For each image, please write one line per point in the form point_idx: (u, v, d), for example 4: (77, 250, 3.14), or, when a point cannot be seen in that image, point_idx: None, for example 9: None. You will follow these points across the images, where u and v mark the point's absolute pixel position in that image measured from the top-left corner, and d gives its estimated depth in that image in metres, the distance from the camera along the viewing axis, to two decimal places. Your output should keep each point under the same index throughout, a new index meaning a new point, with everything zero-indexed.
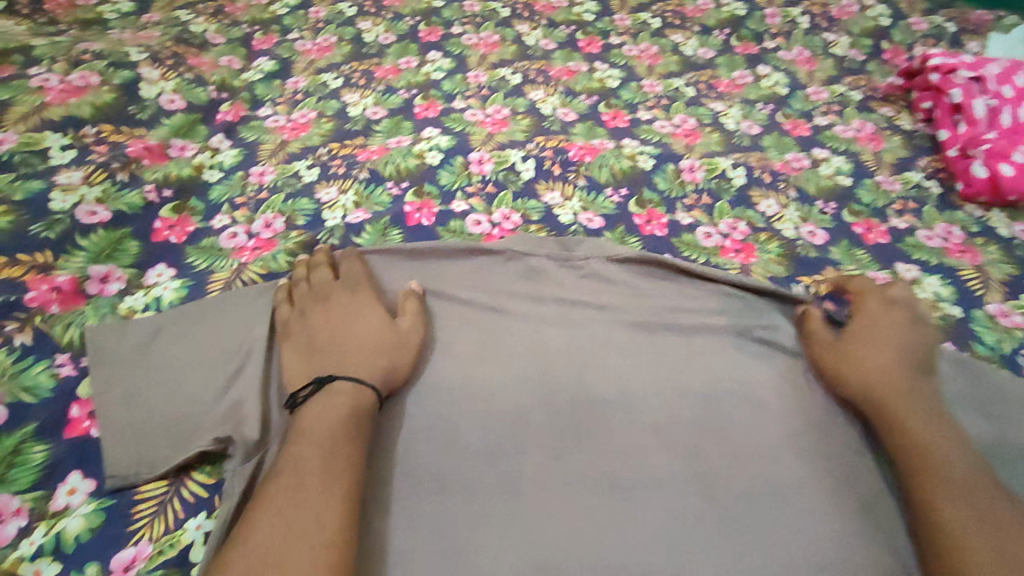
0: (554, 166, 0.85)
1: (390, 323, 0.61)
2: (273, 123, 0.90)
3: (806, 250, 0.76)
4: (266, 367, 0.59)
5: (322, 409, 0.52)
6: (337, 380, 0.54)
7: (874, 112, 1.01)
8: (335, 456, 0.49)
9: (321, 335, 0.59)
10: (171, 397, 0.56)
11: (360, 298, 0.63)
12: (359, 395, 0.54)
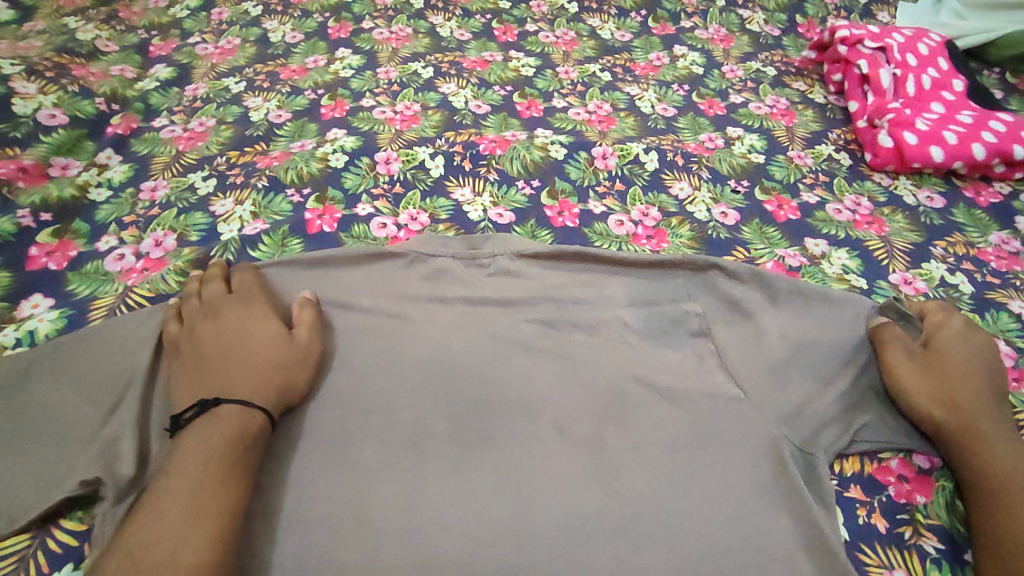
0: (464, 162, 0.82)
1: (284, 335, 0.57)
2: (167, 133, 0.86)
3: (717, 231, 0.76)
4: (150, 394, 0.55)
5: (203, 432, 0.49)
6: (223, 404, 0.51)
7: (788, 87, 1.01)
8: (206, 491, 0.46)
9: (209, 351, 0.55)
10: (41, 438, 0.52)
11: (252, 311, 0.59)
12: (247, 419, 0.51)
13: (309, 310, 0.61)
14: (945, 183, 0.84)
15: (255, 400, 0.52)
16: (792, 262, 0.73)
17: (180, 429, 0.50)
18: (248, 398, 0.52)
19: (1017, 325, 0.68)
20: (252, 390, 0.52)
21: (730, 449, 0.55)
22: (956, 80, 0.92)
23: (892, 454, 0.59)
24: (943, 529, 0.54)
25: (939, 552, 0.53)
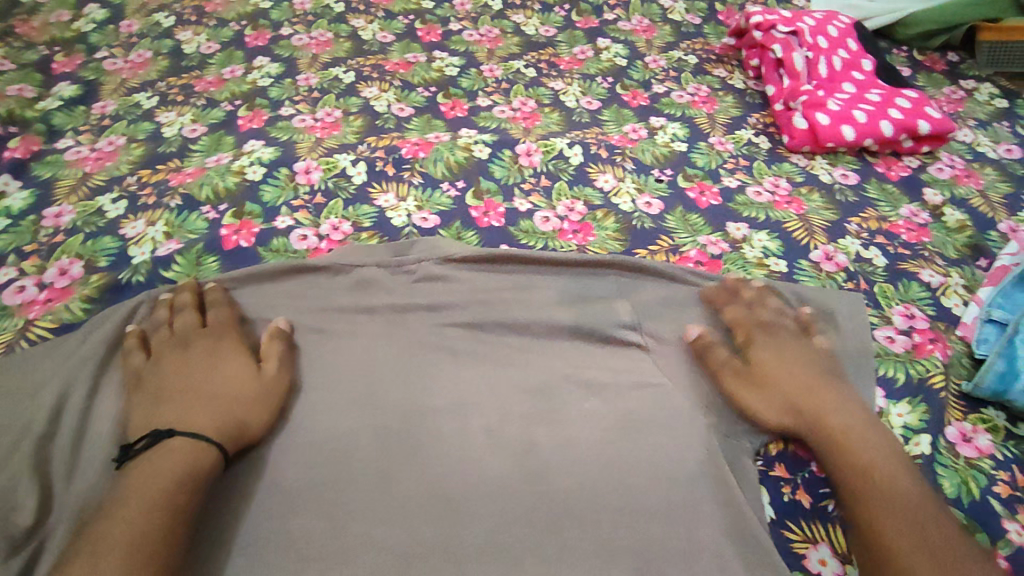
0: (387, 167, 0.81)
1: (252, 372, 0.56)
2: (73, 154, 0.82)
3: (642, 222, 0.77)
4: (83, 431, 0.53)
5: (151, 470, 0.47)
6: (175, 437, 0.49)
7: (709, 74, 1.03)
8: (150, 536, 0.43)
9: (172, 385, 0.54)
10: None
11: (221, 346, 0.58)
12: (197, 450, 0.49)
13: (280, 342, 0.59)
14: (858, 160, 0.87)
15: (212, 435, 0.50)
16: (714, 250, 0.74)
17: (131, 460, 0.48)
18: (200, 431, 0.50)
19: (928, 293, 0.71)
20: (207, 421, 0.51)
21: (657, 439, 0.56)
22: (865, 60, 0.95)
23: None
24: None
25: None
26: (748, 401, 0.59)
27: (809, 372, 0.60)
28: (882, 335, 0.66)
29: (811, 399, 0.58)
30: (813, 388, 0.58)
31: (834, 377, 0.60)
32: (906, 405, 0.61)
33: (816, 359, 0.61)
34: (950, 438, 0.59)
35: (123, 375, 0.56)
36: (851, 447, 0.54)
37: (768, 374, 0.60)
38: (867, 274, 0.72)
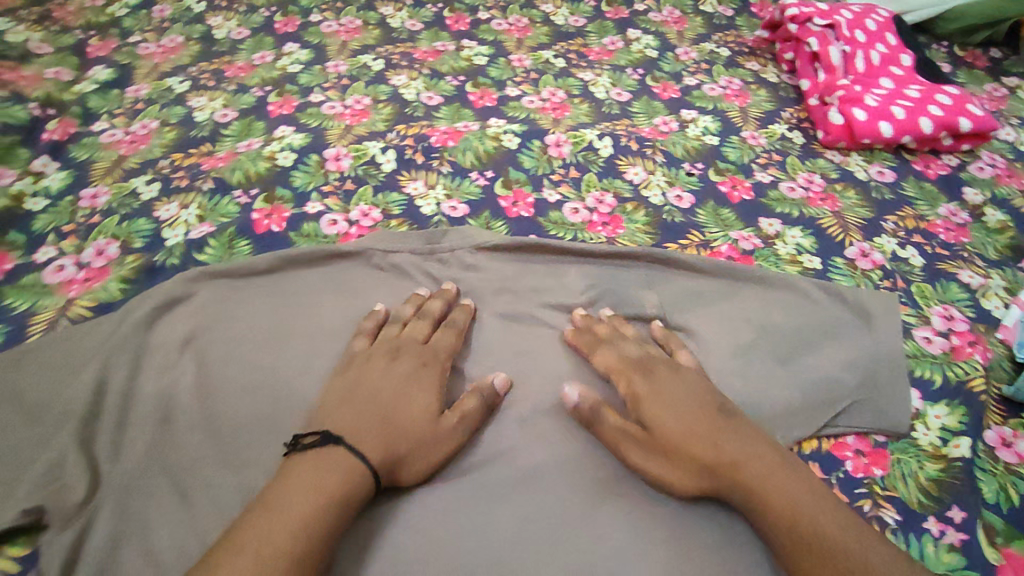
0: (416, 155, 0.81)
1: (434, 411, 0.53)
2: (108, 138, 0.83)
3: (673, 215, 0.76)
4: (124, 408, 0.54)
5: (313, 479, 0.45)
6: (332, 446, 0.47)
7: (741, 67, 1.02)
8: (305, 560, 0.41)
9: (361, 395, 0.52)
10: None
11: (426, 370, 0.55)
12: (352, 477, 0.46)
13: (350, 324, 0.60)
14: (895, 157, 0.85)
15: (372, 459, 0.48)
16: (746, 245, 0.73)
17: (296, 453, 0.47)
18: (363, 453, 0.47)
19: (967, 294, 0.69)
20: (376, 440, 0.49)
21: None
22: (904, 54, 0.93)
23: (851, 430, 0.59)
24: (904, 502, 0.54)
25: (898, 523, 0.53)
26: (659, 429, 0.51)
27: (697, 405, 0.52)
28: (921, 335, 0.65)
29: (694, 435, 0.50)
30: (694, 421, 0.51)
31: (710, 418, 0.51)
32: (946, 408, 0.60)
33: (691, 399, 0.53)
34: (990, 443, 0.58)
35: (166, 355, 0.58)
36: (750, 488, 0.47)
37: (648, 412, 0.53)
38: (904, 273, 0.71)
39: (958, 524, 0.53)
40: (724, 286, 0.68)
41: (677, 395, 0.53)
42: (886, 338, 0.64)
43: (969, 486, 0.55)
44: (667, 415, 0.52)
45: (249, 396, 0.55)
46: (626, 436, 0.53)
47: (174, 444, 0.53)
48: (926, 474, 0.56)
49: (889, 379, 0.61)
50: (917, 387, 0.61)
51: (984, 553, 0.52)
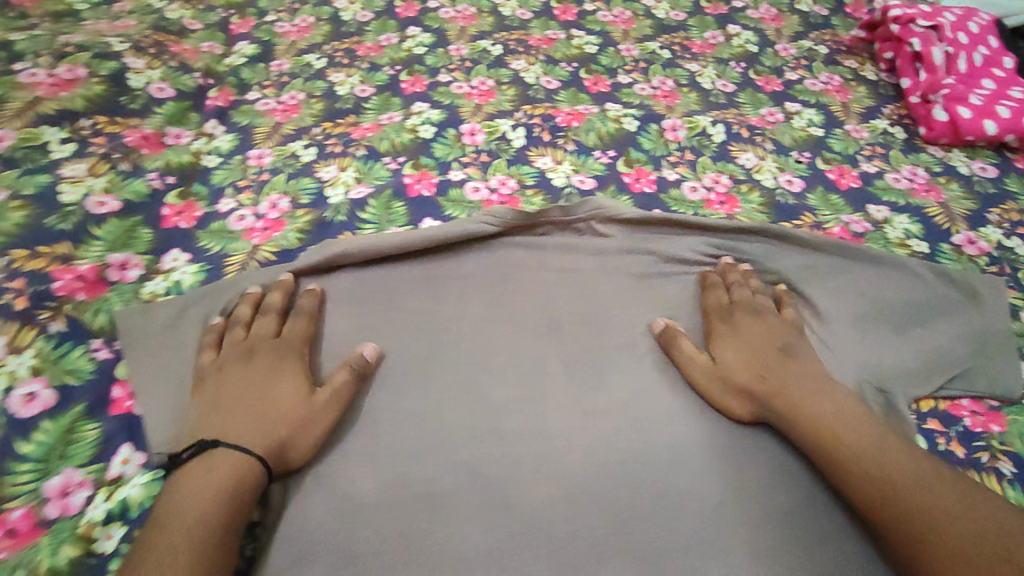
0: (543, 133, 0.88)
1: (301, 398, 0.55)
2: (263, 106, 0.91)
3: (785, 198, 0.82)
4: (315, 335, 0.62)
5: (211, 472, 0.49)
6: (219, 448, 0.50)
7: (840, 65, 1.06)
8: (203, 555, 0.45)
9: (249, 395, 0.54)
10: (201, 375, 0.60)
11: (284, 366, 0.57)
12: (242, 466, 0.50)
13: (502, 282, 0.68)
14: (996, 155, 0.89)
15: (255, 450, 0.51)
16: (857, 228, 0.78)
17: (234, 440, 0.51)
18: (245, 444, 0.51)
19: None
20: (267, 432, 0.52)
21: None
22: (1006, 57, 0.97)
23: (966, 393, 0.64)
24: (1019, 457, 0.60)
25: (1015, 473, 0.58)
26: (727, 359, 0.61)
27: (770, 347, 0.61)
28: None
29: (768, 371, 0.59)
30: (766, 360, 0.60)
31: (782, 360, 0.60)
32: None
33: (769, 344, 0.61)
34: None
35: (345, 297, 0.65)
36: (836, 439, 0.53)
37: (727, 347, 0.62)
38: (1009, 261, 0.75)
39: None
40: (838, 263, 0.73)
41: (758, 338, 0.62)
42: (991, 317, 0.69)
43: None
44: (739, 351, 0.61)
45: (423, 335, 0.62)
46: (695, 362, 0.61)
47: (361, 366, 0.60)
48: None
49: (997, 353, 0.66)
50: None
51: None
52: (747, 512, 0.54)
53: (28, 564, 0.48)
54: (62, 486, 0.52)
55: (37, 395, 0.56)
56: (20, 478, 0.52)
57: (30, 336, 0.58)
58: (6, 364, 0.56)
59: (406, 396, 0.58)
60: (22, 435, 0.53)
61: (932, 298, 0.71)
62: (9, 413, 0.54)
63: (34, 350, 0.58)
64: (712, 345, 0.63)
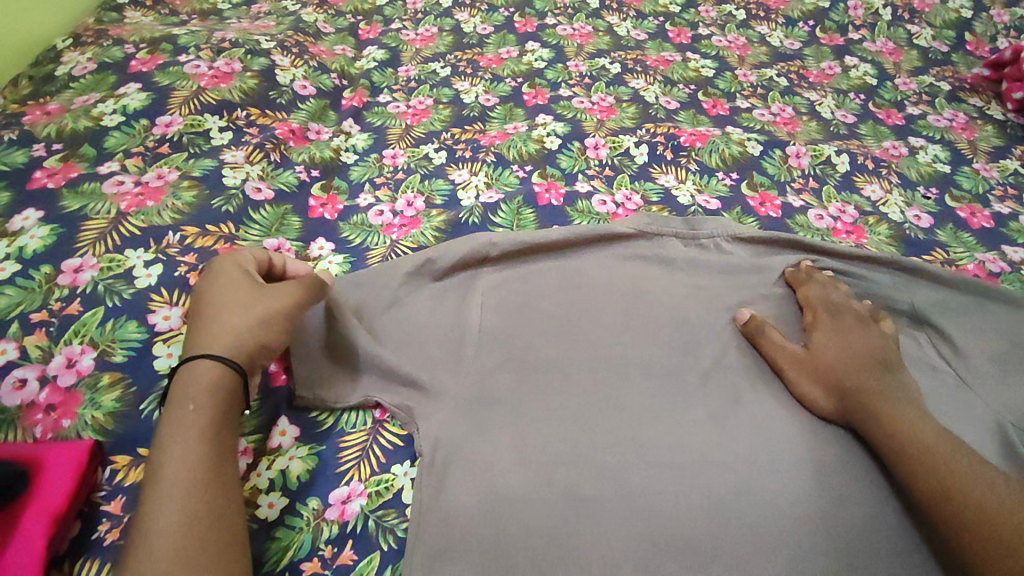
0: (666, 152, 0.89)
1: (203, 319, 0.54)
2: (394, 109, 0.95)
3: (915, 232, 0.81)
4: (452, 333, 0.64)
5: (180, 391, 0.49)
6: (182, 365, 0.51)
7: (964, 102, 1.04)
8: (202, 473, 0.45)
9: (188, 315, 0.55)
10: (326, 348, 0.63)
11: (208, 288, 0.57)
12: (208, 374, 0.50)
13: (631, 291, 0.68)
14: None
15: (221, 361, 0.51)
16: (993, 267, 0.77)
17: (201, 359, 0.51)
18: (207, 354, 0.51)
19: None
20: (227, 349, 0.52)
21: (967, 426, 0.59)
22: None
23: None
24: None
25: None
26: (817, 356, 0.62)
27: (866, 352, 0.61)
28: None
29: (855, 374, 0.59)
30: (856, 363, 0.60)
31: (876, 365, 0.60)
32: None
33: (864, 351, 0.61)
34: None
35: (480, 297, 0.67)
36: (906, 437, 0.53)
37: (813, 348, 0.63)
38: None
39: None
40: (974, 300, 0.71)
41: (857, 344, 0.62)
42: None
43: None
44: (826, 350, 0.62)
45: (557, 337, 0.64)
46: (785, 350, 0.63)
47: (498, 363, 0.62)
48: None
49: None
50: None
51: None
52: (898, 543, 0.52)
53: None
54: None
55: None
56: None
57: None
58: (181, 333, 0.59)
59: (544, 395, 0.60)
60: None
61: None
62: None
63: None
64: (811, 337, 0.64)
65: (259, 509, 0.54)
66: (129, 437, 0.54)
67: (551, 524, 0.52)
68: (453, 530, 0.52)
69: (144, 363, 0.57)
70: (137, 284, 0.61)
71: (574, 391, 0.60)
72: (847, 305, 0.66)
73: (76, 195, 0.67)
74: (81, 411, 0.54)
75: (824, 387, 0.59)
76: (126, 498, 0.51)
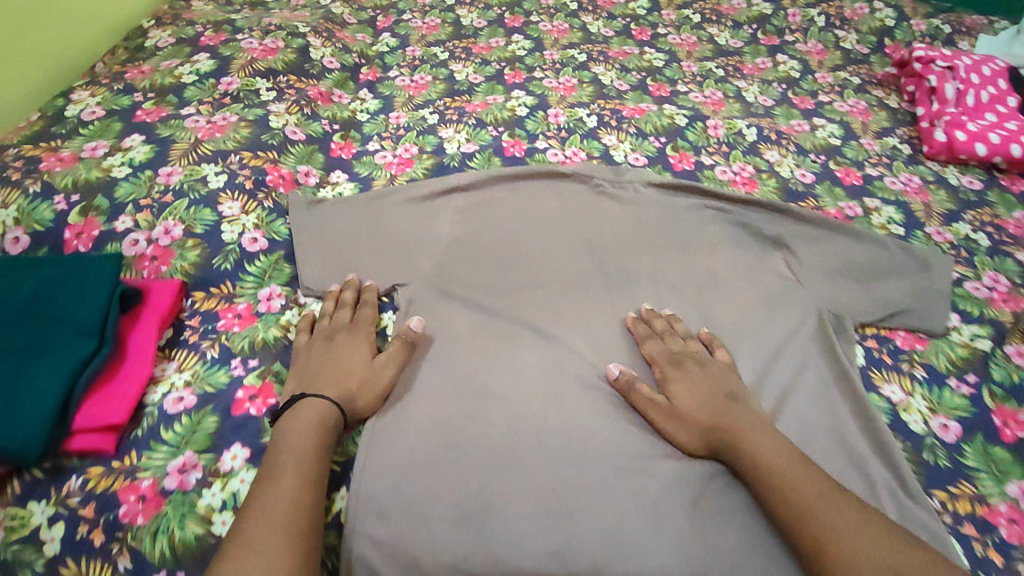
0: (612, 120, 1.13)
1: (345, 364, 0.72)
2: (401, 82, 1.20)
3: (796, 186, 1.04)
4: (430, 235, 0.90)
5: (293, 422, 0.65)
6: (304, 401, 0.67)
7: (869, 93, 1.26)
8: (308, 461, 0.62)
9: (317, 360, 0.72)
10: (340, 240, 0.87)
11: (353, 342, 0.74)
12: (323, 413, 0.66)
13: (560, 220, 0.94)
14: (985, 173, 1.08)
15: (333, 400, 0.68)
16: (850, 212, 0.99)
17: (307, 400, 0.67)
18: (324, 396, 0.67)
19: (1018, 268, 0.92)
20: (336, 393, 0.68)
21: (785, 314, 0.84)
22: (1011, 98, 1.15)
23: (901, 326, 0.83)
24: (932, 367, 0.79)
25: (925, 377, 0.78)
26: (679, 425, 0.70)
27: (717, 394, 0.71)
28: (970, 285, 0.89)
29: (721, 419, 0.68)
30: (716, 407, 0.70)
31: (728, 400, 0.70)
32: (974, 327, 0.83)
33: (711, 389, 0.71)
34: (1010, 350, 0.80)
35: (451, 214, 0.93)
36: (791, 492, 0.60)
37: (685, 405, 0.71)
38: (971, 248, 0.94)
39: (970, 383, 0.77)
40: (826, 232, 0.94)
41: (707, 385, 0.72)
42: (939, 271, 0.89)
43: (985, 363, 0.79)
44: (693, 398, 0.71)
45: (504, 246, 0.90)
46: (654, 403, 0.72)
47: (461, 256, 0.87)
48: (955, 352, 0.80)
49: (936, 298, 0.85)
50: (959, 314, 0.85)
51: (985, 402, 0.75)
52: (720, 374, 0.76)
53: (252, 335, 0.76)
54: (268, 295, 0.80)
55: (258, 240, 0.84)
56: (246, 285, 0.80)
57: (253, 205, 0.87)
58: (239, 219, 0.85)
59: (488, 278, 0.85)
60: (247, 261, 0.82)
61: (898, 261, 0.91)
62: (240, 247, 0.82)
63: (255, 214, 0.86)
64: (667, 386, 0.74)
65: (290, 332, 0.77)
66: (205, 280, 0.80)
67: (483, 352, 0.76)
68: (420, 351, 0.77)
69: (215, 235, 0.82)
70: (210, 186, 0.86)
71: (511, 277, 0.86)
72: (683, 351, 0.76)
73: (166, 127, 0.93)
74: (174, 260, 0.80)
75: (699, 444, 0.68)
76: (202, 317, 0.77)
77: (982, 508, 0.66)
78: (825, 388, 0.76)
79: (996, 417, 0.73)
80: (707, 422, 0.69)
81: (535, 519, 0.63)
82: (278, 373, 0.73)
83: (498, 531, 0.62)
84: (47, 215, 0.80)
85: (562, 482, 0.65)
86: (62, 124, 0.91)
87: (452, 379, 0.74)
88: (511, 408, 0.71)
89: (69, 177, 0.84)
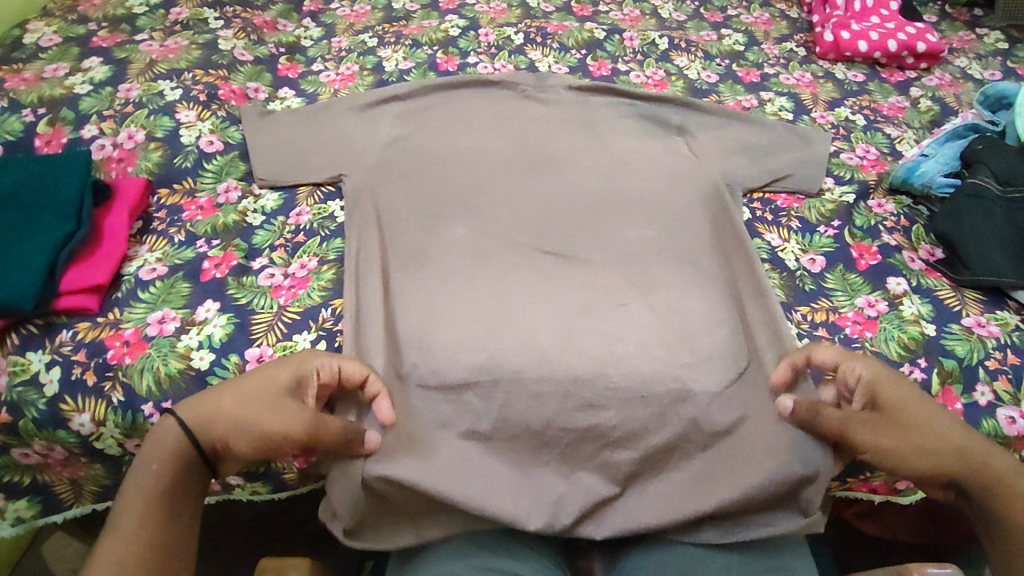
0: (537, 37, 1.23)
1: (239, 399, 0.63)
2: (341, 12, 1.27)
3: (702, 85, 1.16)
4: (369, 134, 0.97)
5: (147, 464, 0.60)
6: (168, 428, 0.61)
7: (773, 6, 1.38)
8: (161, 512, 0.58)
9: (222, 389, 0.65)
10: (286, 140, 0.95)
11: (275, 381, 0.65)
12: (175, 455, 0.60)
13: (489, 117, 1.03)
14: (868, 68, 1.22)
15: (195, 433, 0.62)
16: (746, 104, 1.12)
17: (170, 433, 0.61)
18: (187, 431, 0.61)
19: (887, 141, 1.06)
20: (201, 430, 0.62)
21: (685, 185, 0.94)
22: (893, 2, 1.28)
23: (783, 191, 0.96)
24: (805, 219, 0.92)
25: (799, 227, 0.91)
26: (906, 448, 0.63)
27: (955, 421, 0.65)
28: (845, 156, 1.02)
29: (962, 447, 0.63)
30: (955, 435, 0.64)
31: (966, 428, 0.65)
32: (844, 188, 0.97)
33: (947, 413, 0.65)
34: (868, 204, 0.95)
35: (387, 116, 1.01)
36: None
37: (911, 421, 0.64)
38: (849, 127, 1.08)
39: (835, 228, 0.91)
40: (726, 117, 1.03)
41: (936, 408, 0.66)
42: (818, 144, 1.00)
43: (847, 212, 0.93)
44: (923, 421, 0.64)
45: (438, 139, 0.98)
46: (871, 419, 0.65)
47: (396, 148, 0.96)
48: (824, 206, 0.94)
49: (814, 166, 0.97)
50: (833, 178, 0.98)
51: (845, 240, 0.89)
52: (624, 233, 0.88)
53: (214, 221, 0.86)
54: (226, 188, 0.90)
55: (214, 142, 0.93)
56: (205, 181, 0.90)
57: (207, 114, 0.96)
58: (196, 124, 0.94)
59: (418, 168, 0.93)
60: (206, 160, 0.92)
61: (787, 137, 1.00)
62: (199, 148, 0.92)
63: (210, 121, 0.95)
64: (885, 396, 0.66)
65: (247, 217, 0.88)
66: (167, 177, 0.89)
67: (414, 228, 0.86)
68: (360, 231, 0.86)
69: (174, 139, 0.92)
70: (167, 98, 0.95)
71: (443, 166, 0.94)
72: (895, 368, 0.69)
73: (122, 50, 1.01)
74: (139, 161, 0.89)
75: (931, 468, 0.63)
76: (167, 210, 0.87)
77: (833, 315, 0.81)
78: (718, 245, 0.87)
79: (853, 251, 0.88)
80: (947, 449, 0.63)
81: (464, 343, 0.75)
82: (238, 246, 0.84)
83: (434, 353, 0.74)
84: (16, 126, 0.89)
85: (487, 316, 0.78)
86: (22, 50, 1.00)
87: (391, 250, 0.84)
88: (442, 270, 0.82)
89: (35, 94, 0.93)
